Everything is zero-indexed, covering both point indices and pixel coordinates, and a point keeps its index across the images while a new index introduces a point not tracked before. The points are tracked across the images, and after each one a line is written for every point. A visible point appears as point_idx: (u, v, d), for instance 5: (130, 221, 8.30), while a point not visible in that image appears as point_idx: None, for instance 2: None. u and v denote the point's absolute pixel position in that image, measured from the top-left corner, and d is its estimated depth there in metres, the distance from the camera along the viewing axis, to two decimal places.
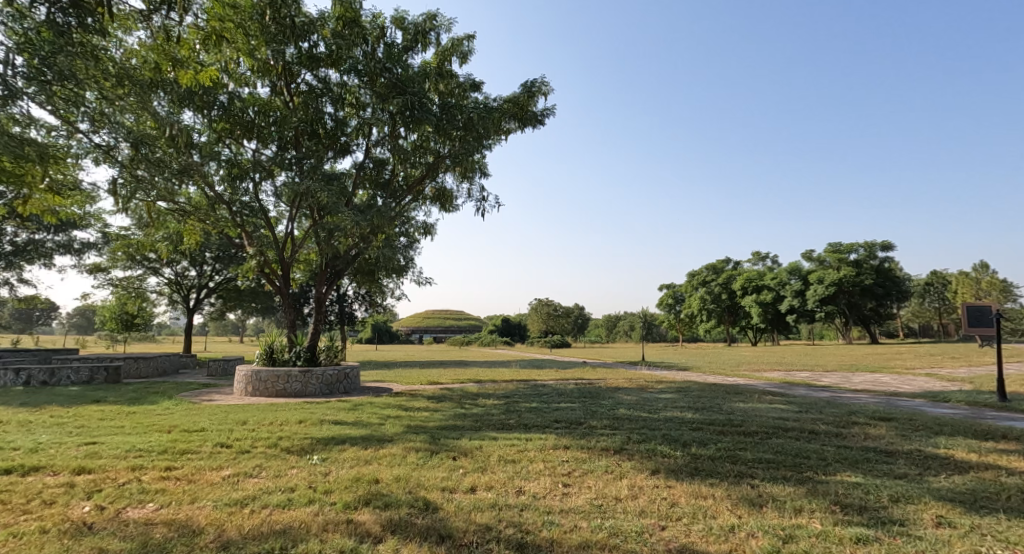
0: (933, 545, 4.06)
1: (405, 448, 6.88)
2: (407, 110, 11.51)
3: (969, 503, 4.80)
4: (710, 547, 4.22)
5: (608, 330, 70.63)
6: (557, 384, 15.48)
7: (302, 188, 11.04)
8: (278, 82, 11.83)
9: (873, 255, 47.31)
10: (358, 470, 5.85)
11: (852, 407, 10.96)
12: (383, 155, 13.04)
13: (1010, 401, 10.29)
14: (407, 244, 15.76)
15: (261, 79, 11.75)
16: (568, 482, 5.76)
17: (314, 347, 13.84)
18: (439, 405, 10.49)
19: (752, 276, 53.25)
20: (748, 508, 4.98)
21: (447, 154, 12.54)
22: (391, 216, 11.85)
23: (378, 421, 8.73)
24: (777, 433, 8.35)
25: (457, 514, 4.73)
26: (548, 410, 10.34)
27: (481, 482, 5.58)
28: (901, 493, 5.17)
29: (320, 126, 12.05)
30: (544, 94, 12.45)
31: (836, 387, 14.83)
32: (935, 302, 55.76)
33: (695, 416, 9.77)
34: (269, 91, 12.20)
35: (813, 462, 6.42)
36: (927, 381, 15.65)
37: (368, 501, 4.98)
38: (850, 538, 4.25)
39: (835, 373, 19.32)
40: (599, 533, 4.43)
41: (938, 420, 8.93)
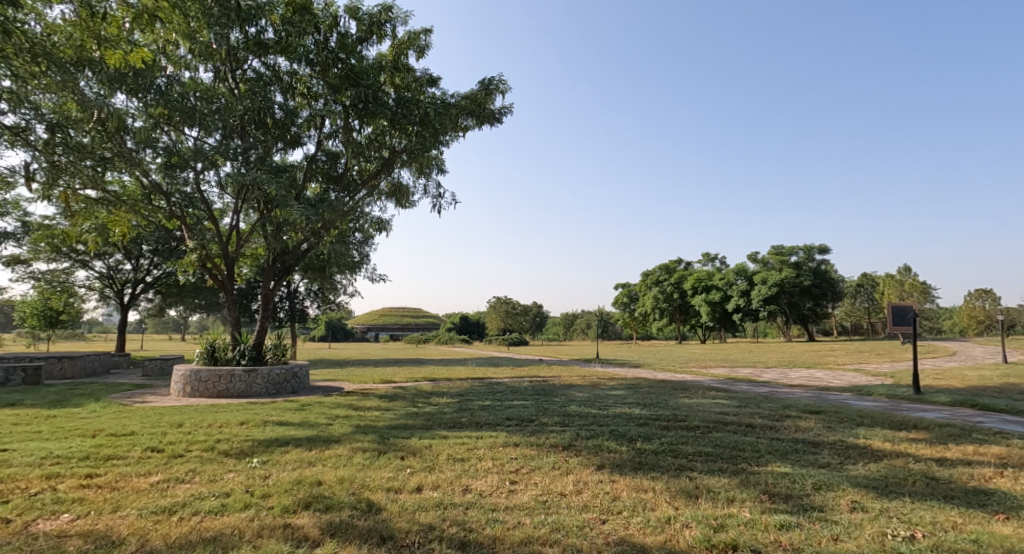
0: (848, 528, 4.31)
1: (351, 448, 6.75)
2: (361, 102, 11.37)
3: (882, 489, 5.12)
4: (647, 538, 4.33)
5: (565, 329, 71.43)
6: (511, 382, 15.56)
7: (248, 179, 10.56)
8: (222, 67, 11.36)
9: (811, 258, 49.88)
10: (298, 473, 5.70)
11: (788, 401, 11.45)
12: (336, 148, 12.60)
13: (924, 394, 11.07)
14: (360, 241, 15.39)
15: (203, 63, 11.20)
16: (515, 479, 5.80)
17: (260, 345, 13.36)
18: (390, 404, 10.33)
19: (702, 276, 55.06)
20: (686, 500, 5.15)
21: (402, 149, 12.31)
22: (343, 211, 11.56)
23: (325, 421, 8.53)
24: (718, 427, 8.65)
25: (400, 515, 4.69)
26: (499, 408, 10.37)
27: (427, 481, 5.55)
28: (824, 481, 5.46)
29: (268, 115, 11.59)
30: (501, 92, 12.38)
31: (775, 383, 15.54)
32: (865, 301, 59.22)
33: (642, 412, 10.02)
34: (212, 77, 11.65)
35: (748, 454, 6.69)
36: (855, 376, 16.65)
37: (307, 504, 4.86)
38: (775, 525, 4.45)
39: (775, 369, 20.28)
40: (541, 529, 4.49)
41: (861, 412, 9.50)
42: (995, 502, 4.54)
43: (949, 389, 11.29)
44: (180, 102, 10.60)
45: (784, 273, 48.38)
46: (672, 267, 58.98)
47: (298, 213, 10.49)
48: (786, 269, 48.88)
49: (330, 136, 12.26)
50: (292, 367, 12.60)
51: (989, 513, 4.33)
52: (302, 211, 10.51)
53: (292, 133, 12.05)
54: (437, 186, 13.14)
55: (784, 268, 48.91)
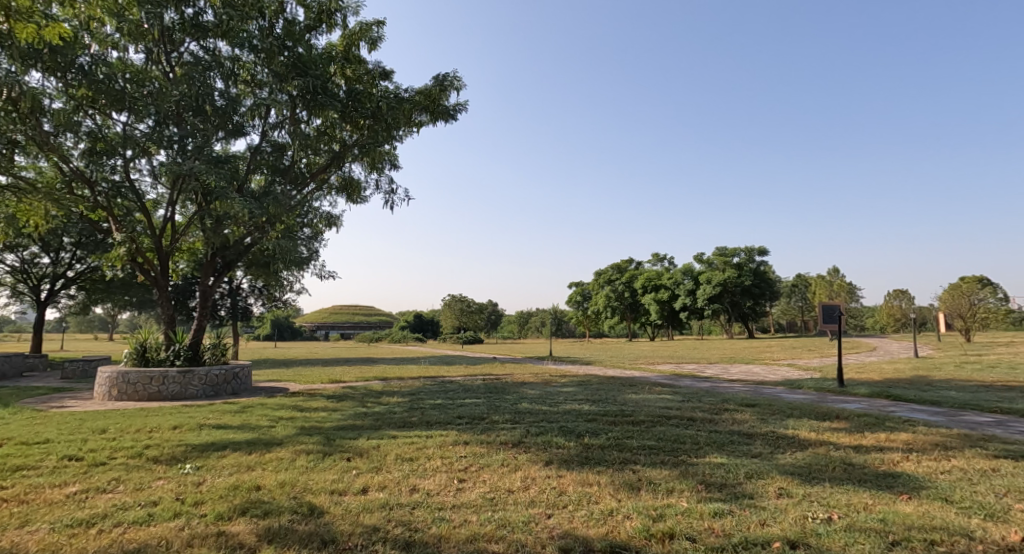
0: (773, 514, 4.58)
1: (294, 451, 6.61)
2: (310, 94, 10.98)
3: (806, 475, 5.45)
4: (589, 531, 4.46)
5: (519, 327, 71.88)
6: (463, 380, 15.59)
7: (184, 169, 10.03)
8: (156, 49, 10.80)
9: (752, 259, 52.15)
10: (235, 478, 5.54)
11: (726, 395, 11.96)
12: (282, 140, 11.94)
13: (847, 386, 11.85)
14: (309, 236, 15.07)
15: (133, 43, 10.58)
16: (463, 478, 5.83)
17: (197, 345, 12.87)
18: (338, 404, 10.15)
19: (651, 276, 56.62)
20: (628, 492, 5.33)
21: (354, 143, 12.01)
22: (289, 205, 11.30)
23: (267, 423, 8.30)
24: (662, 422, 8.94)
25: (344, 518, 4.64)
26: (450, 407, 10.38)
27: (373, 482, 5.51)
28: (755, 470, 5.76)
29: (207, 103, 10.79)
30: (455, 89, 12.32)
31: (716, 378, 16.21)
32: (799, 300, 62.38)
33: (591, 408, 10.25)
34: (144, 58, 11.05)
35: (688, 447, 6.97)
36: (788, 370, 17.64)
37: (244, 510, 4.74)
38: (709, 513, 4.68)
39: (717, 365, 21.15)
40: (487, 526, 4.56)
41: (792, 404, 10.06)
42: (901, 483, 4.92)
43: (869, 382, 12.10)
44: (106, 84, 9.98)
45: (727, 273, 50.49)
46: (623, 267, 60.21)
47: (241, 207, 10.12)
48: (728, 269, 50.90)
49: (276, 126, 11.71)
50: (232, 367, 12.18)
51: (895, 494, 4.70)
52: (244, 205, 10.15)
53: (234, 122, 11.32)
54: (390, 182, 12.91)
55: (727, 268, 50.96)
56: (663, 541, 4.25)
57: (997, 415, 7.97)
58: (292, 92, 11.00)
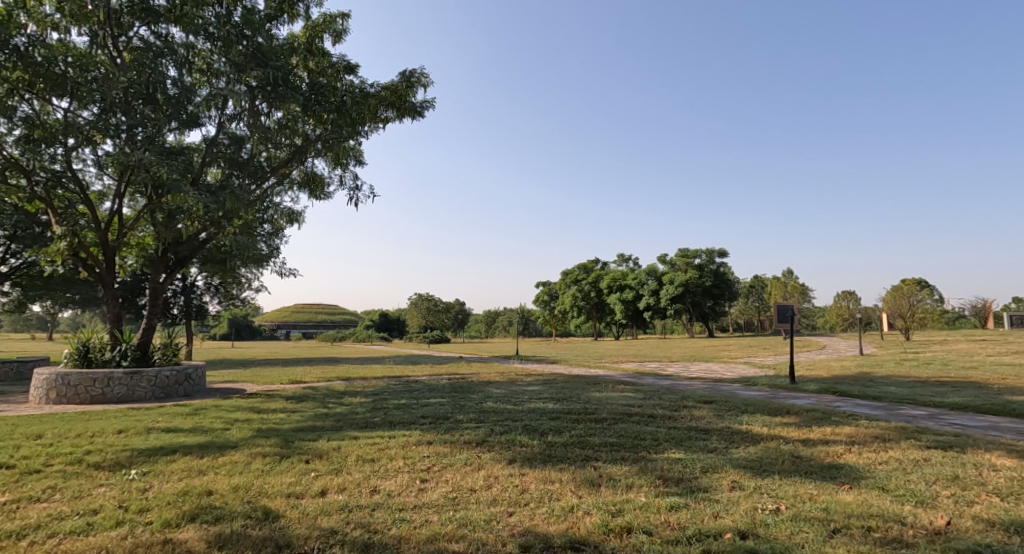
0: (726, 506, 4.74)
1: (250, 453, 6.48)
2: (270, 85, 10.63)
3: (757, 468, 5.66)
4: (550, 527, 4.53)
5: (485, 326, 71.79)
6: (428, 380, 15.51)
7: (132, 160, 9.69)
8: (101, 32, 10.35)
9: (712, 261, 53.49)
10: (185, 483, 5.39)
11: (686, 392, 12.28)
12: (240, 132, 11.51)
13: (798, 383, 12.32)
14: (270, 232, 14.70)
15: (76, 25, 10.14)
16: (425, 478, 5.83)
17: (145, 345, 12.42)
18: (298, 405, 9.98)
19: (617, 276, 57.44)
20: (588, 488, 5.43)
21: (318, 138, 11.68)
22: (248, 200, 10.92)
23: (222, 426, 8.09)
24: (623, 419, 9.12)
25: (300, 521, 4.58)
26: (415, 406, 10.32)
27: (332, 484, 5.45)
28: (710, 464, 5.94)
29: (159, 91, 10.27)
30: (423, 85, 12.22)
31: (677, 376, 16.61)
32: (756, 301, 64.36)
33: (555, 407, 10.36)
34: (87, 41, 10.61)
35: (647, 443, 7.13)
36: (745, 368, 18.22)
37: (194, 516, 4.62)
38: (666, 507, 4.81)
39: (678, 363, 21.67)
40: (448, 525, 4.57)
41: (747, 400, 10.41)
42: (843, 474, 5.17)
43: (819, 378, 12.63)
44: (44, 66, 9.68)
45: (689, 273, 51.67)
46: (589, 267, 60.81)
47: (195, 200, 9.79)
48: (690, 270, 52.10)
49: (234, 118, 11.33)
50: (184, 368, 11.82)
51: (838, 484, 4.93)
52: (198, 198, 9.83)
53: (189, 111, 10.61)
54: (354, 178, 12.69)
55: (689, 269, 52.16)
56: (621, 535, 4.34)
57: (932, 408, 8.43)
58: (252, 82, 10.54)
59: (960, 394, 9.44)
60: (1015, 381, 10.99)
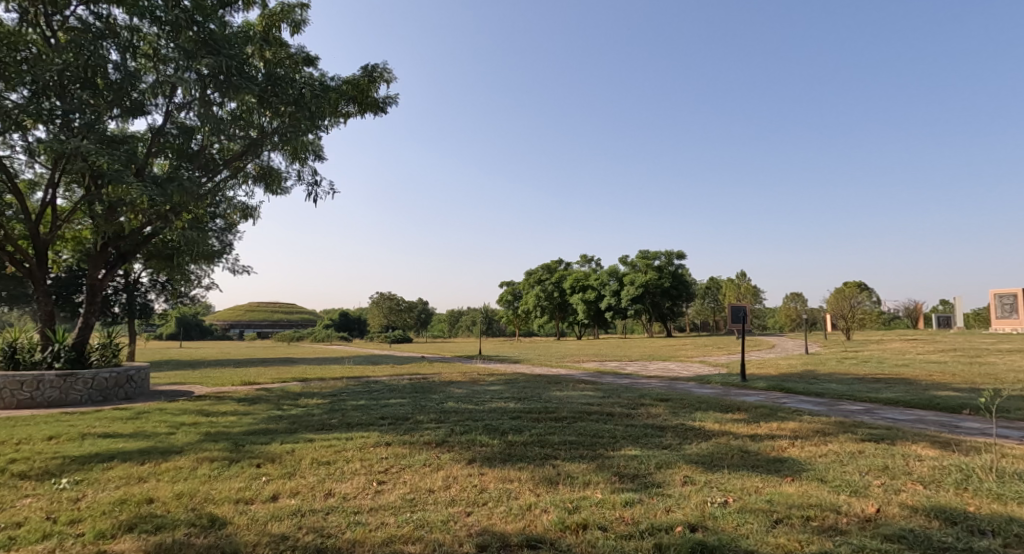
0: (678, 500, 4.89)
1: (197, 458, 6.29)
2: (222, 75, 9.94)
3: (708, 464, 5.85)
4: (507, 526, 4.57)
5: (448, 326, 71.35)
6: (389, 380, 15.37)
7: (68, 147, 9.14)
8: (33, 9, 9.78)
9: (671, 263, 54.74)
10: (124, 492, 5.20)
11: (643, 391, 12.54)
12: (190, 123, 10.75)
13: (750, 380, 12.76)
14: (222, 227, 14.27)
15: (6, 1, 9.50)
16: (383, 480, 5.79)
17: (81, 346, 11.85)
18: (251, 408, 9.72)
19: (580, 276, 58.11)
20: (546, 487, 5.50)
21: (274, 130, 11.16)
22: (197, 193, 10.49)
23: (166, 430, 7.82)
24: (583, 417, 9.25)
25: (249, 527, 4.48)
26: (374, 407, 10.21)
27: (284, 488, 5.34)
28: (664, 460, 6.10)
29: (98, 75, 9.82)
30: (385, 81, 12.17)
31: (636, 375, 16.95)
32: (712, 301, 66.17)
33: (516, 406, 10.43)
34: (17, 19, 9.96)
35: (605, 441, 7.26)
36: (702, 367, 18.72)
37: (131, 526, 4.46)
38: (621, 502, 4.92)
39: (638, 362, 22.10)
40: (405, 527, 4.55)
41: (701, 398, 10.72)
42: (787, 467, 5.41)
43: (768, 376, 13.11)
44: None
45: (649, 276, 52.75)
46: (553, 267, 61.20)
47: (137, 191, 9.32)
48: (650, 272, 53.17)
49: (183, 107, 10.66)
50: (125, 371, 11.39)
51: (781, 477, 5.15)
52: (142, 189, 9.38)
53: (133, 98, 10.13)
54: (313, 173, 12.40)
55: (649, 271, 53.27)
56: (577, 531, 4.43)
57: (869, 403, 8.90)
58: (202, 71, 9.88)
59: (893, 389, 10.02)
60: (944, 377, 11.69)
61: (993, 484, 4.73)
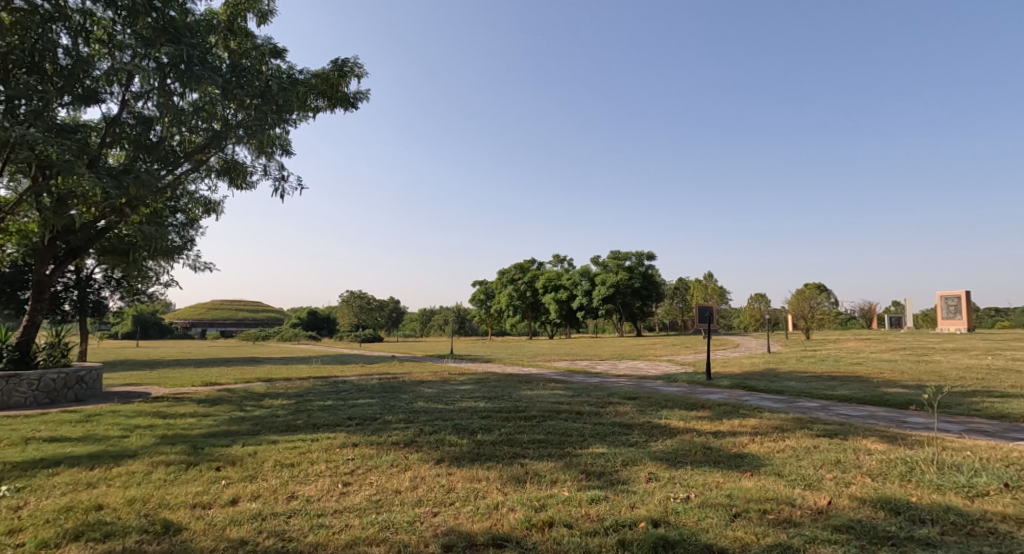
0: (642, 496, 4.96)
1: (151, 462, 6.10)
2: (182, 63, 9.40)
3: (672, 460, 5.95)
4: (474, 526, 4.57)
5: (420, 325, 70.77)
6: (357, 380, 15.17)
7: (12, 136, 8.38)
8: None
9: (642, 264, 55.46)
10: (71, 498, 5.01)
11: (612, 390, 12.68)
12: (148, 112, 10.37)
13: (715, 379, 13.02)
14: (182, 222, 13.88)
15: None
16: (349, 481, 5.71)
17: (27, 346, 11.34)
18: (211, 409, 9.48)
19: (552, 276, 58.40)
20: (514, 485, 5.51)
21: (239, 124, 10.73)
22: (155, 186, 10.14)
23: (119, 433, 7.56)
24: (552, 416, 9.29)
25: (206, 533, 4.37)
26: (341, 408, 10.06)
27: (244, 491, 5.23)
28: (630, 458, 6.18)
29: (47, 60, 9.18)
30: (356, 76, 12.04)
31: (606, 374, 17.13)
32: (680, 302, 67.30)
33: (486, 405, 10.43)
34: None
35: (573, 439, 7.32)
36: (669, 366, 19.06)
37: (77, 534, 4.30)
38: (587, 500, 4.97)
39: (608, 360, 22.35)
40: (370, 529, 4.50)
41: (667, 396, 10.90)
42: (747, 462, 5.54)
43: (732, 374, 13.42)
44: None
45: (620, 276, 53.33)
46: (526, 267, 61.31)
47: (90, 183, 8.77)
48: (621, 272, 53.78)
49: (141, 96, 10.19)
50: (76, 372, 10.99)
51: (741, 472, 5.28)
52: (96, 182, 8.86)
53: (85, 86, 9.77)
54: (279, 168, 12.13)
55: (620, 271, 53.92)
56: (543, 529, 4.45)
57: (825, 400, 9.18)
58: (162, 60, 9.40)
59: (848, 387, 10.37)
60: (896, 375, 12.12)
61: (934, 475, 4.95)
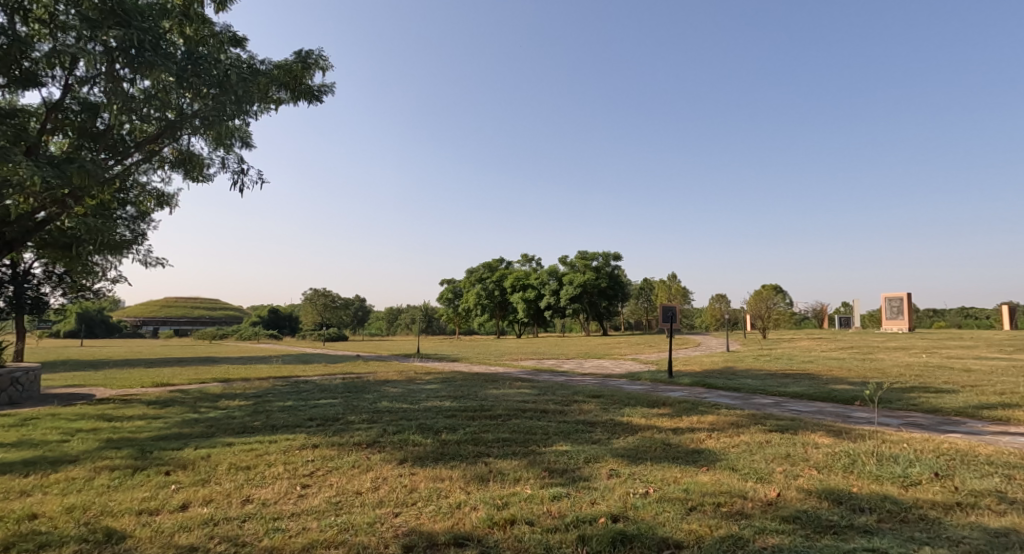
0: (602, 492, 5.02)
1: (95, 467, 5.85)
2: (131, 47, 8.96)
3: (633, 457, 6.03)
4: (436, 525, 4.54)
5: (387, 324, 70.01)
6: (320, 380, 14.89)
7: None
8: None
9: (608, 264, 56.17)
10: (4, 507, 4.76)
11: (577, 388, 12.77)
12: (95, 99, 9.89)
13: (676, 377, 13.29)
14: (134, 214, 13.35)
15: None
16: (308, 483, 5.59)
17: None
18: (162, 411, 9.14)
19: (520, 276, 58.59)
20: (477, 484, 5.49)
21: (195, 113, 10.21)
22: (101, 176, 9.65)
23: (58, 438, 7.22)
24: (517, 415, 9.31)
25: (153, 540, 4.22)
26: (302, 409, 9.84)
27: (196, 496, 5.07)
28: (592, 455, 6.24)
29: None
30: (320, 69, 11.85)
31: (571, 372, 17.25)
32: (644, 301, 68.38)
33: (451, 404, 10.37)
34: None
35: (537, 437, 7.35)
36: (633, 364, 19.36)
37: (9, 546, 4.09)
38: (549, 497, 4.99)
39: (573, 359, 22.53)
40: (328, 531, 4.42)
41: (630, 394, 11.04)
42: (703, 458, 5.67)
43: (693, 372, 13.70)
44: None
45: (588, 276, 54.01)
46: (494, 266, 61.29)
47: (27, 170, 8.31)
48: (589, 272, 54.52)
49: (86, 81, 9.68)
50: (11, 372, 10.46)
51: (698, 467, 5.39)
52: (34, 170, 8.41)
53: (23, 68, 9.35)
54: (238, 161, 11.77)
55: (588, 272, 54.70)
56: (504, 527, 4.44)
57: (778, 397, 9.48)
58: (109, 43, 8.98)
59: (800, 384, 10.73)
60: (844, 372, 12.62)
61: (874, 466, 5.16)
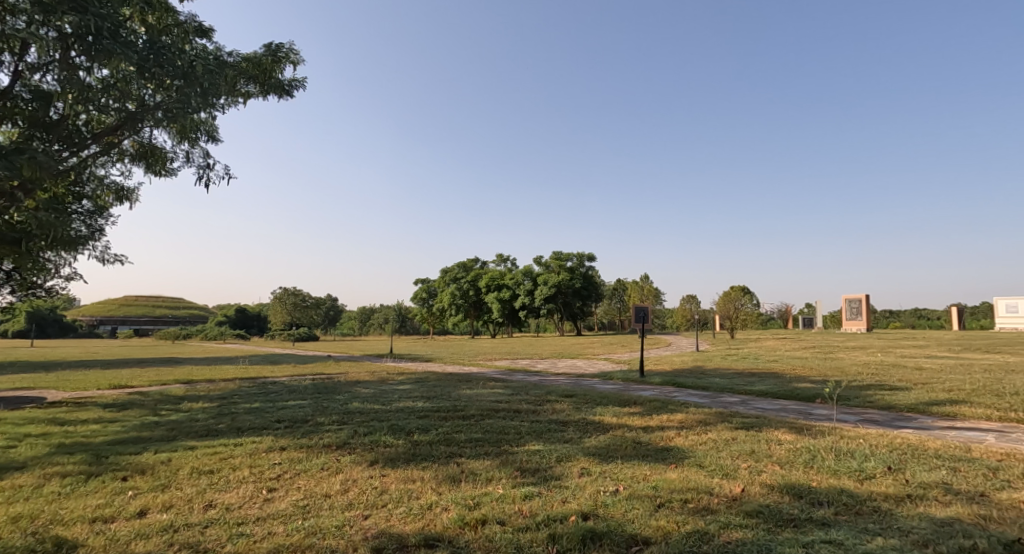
0: (573, 491, 5.03)
1: (47, 474, 5.62)
2: (89, 35, 8.61)
3: (604, 455, 6.06)
4: (405, 527, 4.48)
5: (360, 324, 69.21)
6: (290, 381, 14.62)
7: None
8: None
9: (582, 264, 56.56)
10: None
11: (550, 388, 12.80)
12: (49, 87, 9.48)
13: (647, 376, 13.44)
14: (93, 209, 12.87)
15: None
16: (274, 487, 5.47)
17: None
18: (121, 414, 8.85)
19: (496, 276, 58.51)
20: (448, 485, 5.45)
21: (158, 105, 9.95)
22: (55, 168, 9.26)
23: (8, 443, 6.92)
24: (490, 415, 9.29)
25: (107, 548, 4.07)
26: (270, 410, 9.64)
27: (155, 502, 4.90)
28: (563, 454, 6.25)
29: None
30: (290, 62, 11.61)
31: (544, 372, 17.30)
32: (617, 302, 69.08)
33: (423, 405, 10.29)
34: None
35: (510, 437, 7.33)
36: (606, 364, 19.52)
37: None
38: (520, 496, 4.99)
39: (547, 359, 22.60)
40: (294, 535, 4.32)
41: (602, 393, 11.11)
42: (672, 455, 5.73)
43: (664, 372, 13.88)
44: None
45: (562, 277, 54.44)
46: (469, 265, 61.15)
47: None
48: (563, 273, 54.98)
49: (39, 69, 9.27)
50: None
51: (667, 465, 5.44)
52: None
53: None
54: (204, 155, 11.46)
55: (562, 272, 55.18)
56: (475, 527, 4.41)
57: (745, 395, 9.66)
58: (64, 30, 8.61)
59: (765, 382, 10.96)
60: (808, 370, 12.94)
61: (833, 461, 5.30)
